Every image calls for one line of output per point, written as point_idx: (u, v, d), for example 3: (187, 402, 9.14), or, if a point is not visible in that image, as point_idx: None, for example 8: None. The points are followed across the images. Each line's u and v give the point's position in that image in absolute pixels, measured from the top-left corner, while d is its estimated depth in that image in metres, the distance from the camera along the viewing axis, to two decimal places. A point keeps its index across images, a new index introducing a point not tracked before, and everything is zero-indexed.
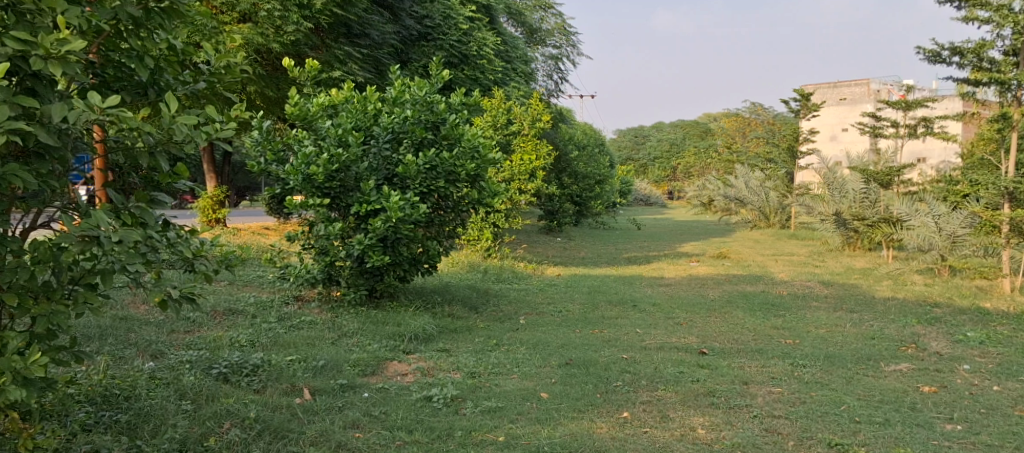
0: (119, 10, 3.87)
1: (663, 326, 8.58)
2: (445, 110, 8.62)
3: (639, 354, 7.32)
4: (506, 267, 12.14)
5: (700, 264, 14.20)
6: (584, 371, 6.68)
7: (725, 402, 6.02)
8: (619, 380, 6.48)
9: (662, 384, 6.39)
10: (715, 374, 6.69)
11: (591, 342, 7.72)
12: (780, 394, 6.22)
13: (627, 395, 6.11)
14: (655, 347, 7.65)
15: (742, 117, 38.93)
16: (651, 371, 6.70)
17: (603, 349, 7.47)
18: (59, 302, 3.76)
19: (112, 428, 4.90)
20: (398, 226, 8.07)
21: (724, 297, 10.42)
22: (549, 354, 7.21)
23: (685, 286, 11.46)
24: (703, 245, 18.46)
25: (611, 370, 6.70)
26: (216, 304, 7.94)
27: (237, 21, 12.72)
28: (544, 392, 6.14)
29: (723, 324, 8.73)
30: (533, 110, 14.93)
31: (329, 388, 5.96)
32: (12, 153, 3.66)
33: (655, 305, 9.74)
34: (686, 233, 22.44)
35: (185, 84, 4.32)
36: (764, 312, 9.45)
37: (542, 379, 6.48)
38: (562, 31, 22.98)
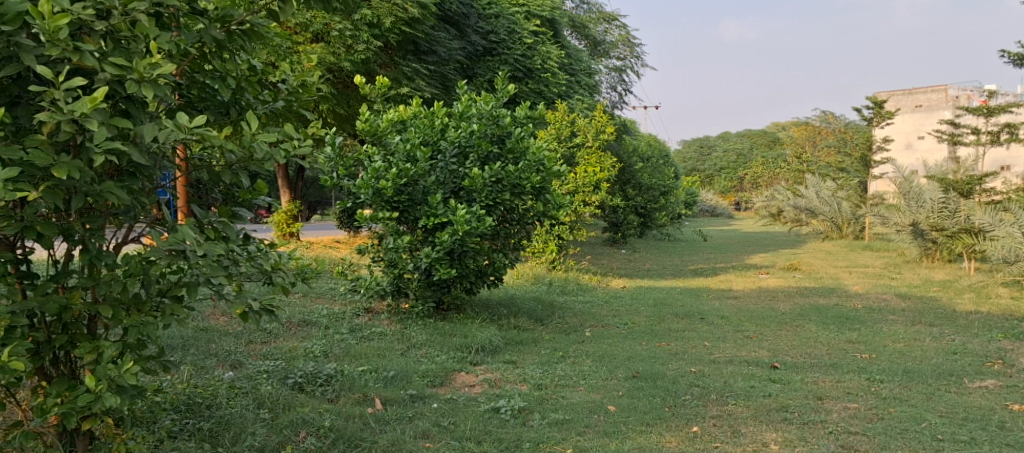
0: (204, 34, 4.03)
1: (733, 339, 8.54)
2: (510, 123, 8.73)
3: (708, 368, 7.31)
4: (572, 279, 12.19)
5: (770, 276, 14.06)
6: (652, 384, 6.70)
7: (798, 417, 5.99)
8: (688, 393, 6.49)
9: (733, 398, 6.38)
10: (788, 389, 6.65)
11: (658, 355, 7.74)
12: (856, 410, 6.17)
13: (696, 409, 6.12)
14: (724, 360, 7.63)
15: (812, 126, 38.34)
16: (720, 385, 6.70)
17: (670, 362, 7.47)
18: (148, 314, 3.91)
19: (195, 435, 5.07)
20: (464, 239, 8.18)
21: (795, 310, 10.33)
22: (615, 366, 7.25)
23: (754, 298, 11.38)
24: (772, 256, 18.27)
25: (679, 384, 6.72)
26: (290, 316, 8.16)
27: (310, 40, 13.07)
28: (611, 405, 6.18)
29: (795, 337, 8.66)
30: (597, 122, 14.98)
31: (400, 398, 6.08)
32: (107, 171, 3.83)
33: (723, 318, 9.70)
34: (753, 245, 22.21)
35: (265, 103, 4.47)
36: (838, 325, 9.34)
37: (608, 391, 6.52)
38: (626, 43, 23.01)
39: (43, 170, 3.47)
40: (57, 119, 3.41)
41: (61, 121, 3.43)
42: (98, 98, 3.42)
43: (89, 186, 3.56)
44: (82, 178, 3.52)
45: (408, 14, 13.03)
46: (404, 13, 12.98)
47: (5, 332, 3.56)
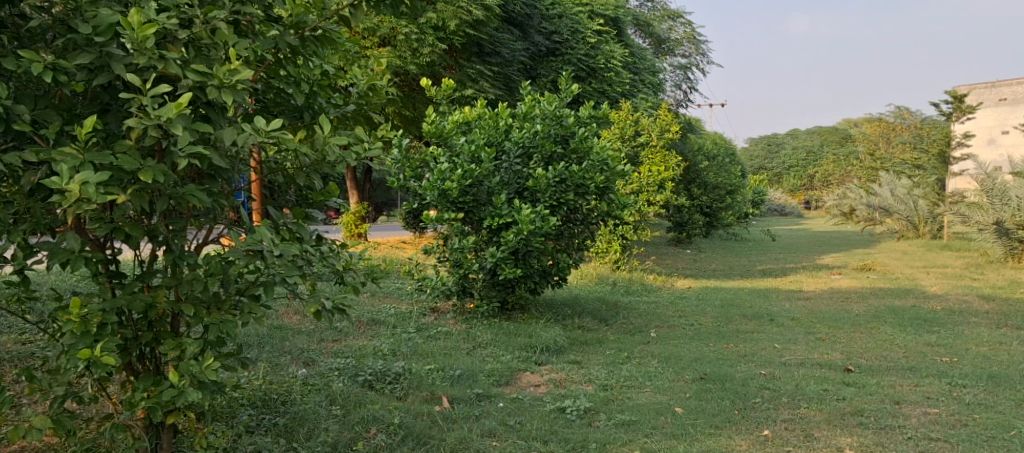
0: (279, 40, 4.11)
1: (804, 341, 8.45)
2: (574, 123, 8.76)
3: (779, 370, 7.25)
4: (636, 279, 12.16)
5: (843, 277, 13.84)
6: (720, 387, 6.67)
7: (874, 422, 5.92)
8: (758, 396, 6.44)
9: (805, 402, 6.32)
10: (863, 393, 6.57)
11: (727, 357, 7.69)
12: (937, 415, 6.07)
13: (767, 413, 6.08)
14: (795, 362, 7.55)
15: (886, 122, 37.49)
16: (792, 388, 6.64)
17: (739, 364, 7.42)
18: (228, 312, 4.02)
19: (272, 430, 5.20)
20: (529, 239, 8.22)
21: (869, 312, 10.14)
22: (682, 368, 7.23)
23: (826, 300, 11.21)
24: (844, 256, 17.95)
25: (748, 386, 6.68)
26: (359, 315, 8.31)
27: (377, 44, 13.30)
28: (678, 407, 6.17)
29: (870, 340, 8.53)
30: (662, 121, 14.85)
31: (467, 397, 6.16)
32: (188, 174, 3.96)
33: (793, 320, 9.60)
34: (824, 245, 21.84)
35: (336, 107, 4.55)
36: (915, 327, 9.17)
37: (675, 393, 6.51)
38: (691, 40, 22.75)
39: (131, 174, 3.60)
40: (145, 124, 3.55)
41: (149, 126, 3.57)
42: (183, 103, 3.55)
43: (174, 189, 3.69)
44: (167, 181, 3.65)
45: (472, 16, 13.16)
46: (468, 15, 13.11)
47: (96, 328, 3.71)
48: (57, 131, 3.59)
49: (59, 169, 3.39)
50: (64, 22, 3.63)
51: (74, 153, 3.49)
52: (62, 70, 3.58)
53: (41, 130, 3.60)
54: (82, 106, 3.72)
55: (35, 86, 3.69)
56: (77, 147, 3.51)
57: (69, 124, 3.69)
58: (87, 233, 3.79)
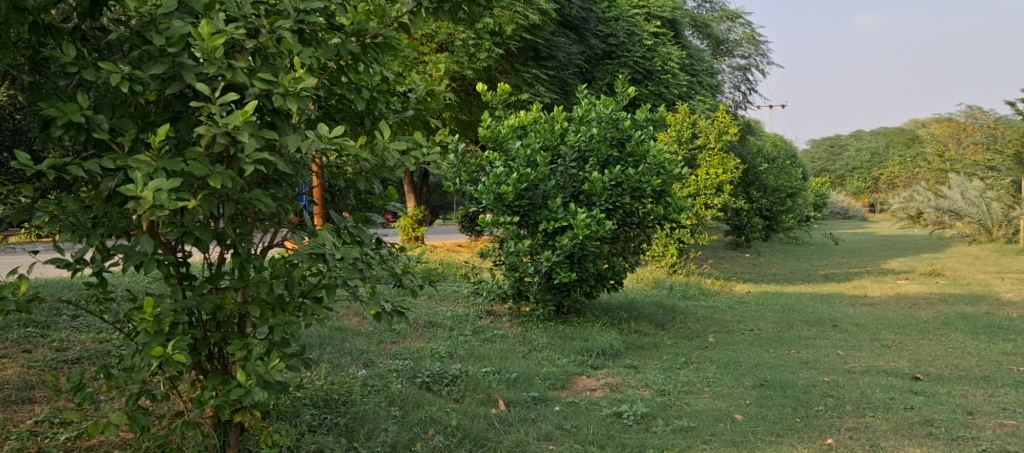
0: (341, 48, 4.19)
1: (869, 348, 8.34)
2: (630, 126, 8.70)
3: (842, 377, 7.18)
4: (693, 283, 12.11)
5: (910, 282, 13.60)
6: (781, 394, 6.62)
7: (945, 432, 5.83)
8: (821, 404, 6.39)
9: (871, 410, 6.26)
10: (932, 402, 6.47)
11: (788, 363, 7.63)
12: (1012, 427, 5.95)
13: (831, 421, 6.03)
14: (860, 370, 7.46)
15: (957, 123, 36.67)
16: (856, 396, 6.57)
17: (801, 371, 7.37)
18: (292, 313, 4.12)
19: (333, 430, 5.31)
20: (584, 243, 8.26)
21: (938, 319, 9.96)
22: (741, 374, 7.20)
23: (892, 306, 11.02)
24: (912, 261, 17.62)
25: (811, 394, 6.63)
26: (417, 317, 8.42)
27: (435, 50, 13.48)
28: (738, 414, 6.15)
29: (940, 348, 8.39)
30: (720, 123, 14.63)
31: (523, 400, 6.21)
32: (254, 180, 4.07)
33: (857, 326, 9.48)
34: (891, 249, 21.47)
35: (396, 112, 4.64)
36: (989, 335, 8.98)
37: (734, 400, 6.49)
38: (750, 41, 22.50)
39: (202, 180, 3.73)
40: (213, 132, 3.67)
41: (217, 134, 3.69)
42: (250, 111, 3.65)
43: (241, 194, 3.81)
44: (234, 187, 3.76)
45: (529, 21, 13.24)
46: (525, 20, 13.20)
47: (169, 328, 3.85)
48: (132, 138, 3.72)
49: (134, 176, 3.52)
50: (140, 35, 3.78)
51: (148, 161, 3.63)
52: (138, 80, 3.72)
53: (118, 138, 3.75)
54: (156, 114, 3.86)
55: (113, 95, 3.84)
56: (151, 154, 3.64)
57: (144, 131, 3.83)
58: (159, 236, 3.93)
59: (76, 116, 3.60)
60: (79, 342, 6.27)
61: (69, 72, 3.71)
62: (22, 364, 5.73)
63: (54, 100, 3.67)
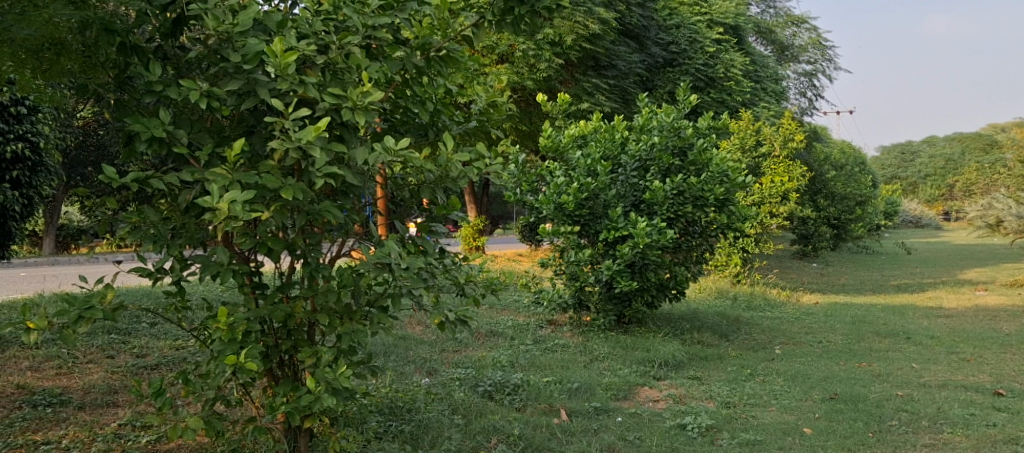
0: (406, 61, 4.27)
1: (946, 362, 8.17)
2: (692, 135, 8.64)
3: (917, 392, 7.05)
4: (758, 294, 11.97)
5: (989, 293, 13.25)
6: (852, 407, 6.54)
7: None
8: (894, 419, 6.30)
9: (949, 426, 6.15)
10: (1014, 419, 6.32)
11: (860, 376, 7.52)
12: None
13: (905, 437, 5.94)
14: (936, 384, 7.33)
15: None
16: (933, 412, 6.46)
17: (873, 384, 7.26)
18: (359, 322, 4.19)
19: (398, 437, 5.40)
20: (646, 252, 8.25)
21: (1019, 332, 9.68)
22: (809, 387, 7.12)
23: (970, 318, 10.75)
24: (990, 271, 17.14)
25: (884, 408, 6.53)
26: (478, 326, 8.50)
27: (496, 61, 13.62)
28: (807, 428, 6.08)
29: (1021, 362, 8.17)
30: (785, 130, 14.41)
31: (585, 410, 6.21)
32: (323, 192, 4.16)
33: (933, 338, 9.28)
34: (968, 259, 20.91)
35: (459, 124, 4.68)
36: None
37: (803, 413, 6.42)
38: (817, 46, 22.18)
39: (274, 192, 3.84)
40: (287, 146, 3.78)
41: (290, 148, 3.79)
42: (321, 126, 3.75)
43: (311, 206, 3.91)
44: (305, 199, 3.86)
45: (589, 30, 13.34)
46: (585, 30, 13.31)
47: (242, 336, 3.97)
48: (208, 153, 3.85)
49: (211, 188, 3.65)
50: (217, 52, 3.92)
51: (224, 174, 3.75)
52: (215, 96, 3.86)
53: (195, 153, 3.88)
54: (231, 129, 4.00)
55: (191, 111, 3.99)
56: (226, 167, 3.77)
57: (219, 145, 3.96)
58: (234, 246, 4.06)
59: (159, 131, 3.75)
60: (158, 348, 6.47)
61: (151, 89, 3.88)
62: (106, 369, 5.97)
63: (138, 117, 3.83)
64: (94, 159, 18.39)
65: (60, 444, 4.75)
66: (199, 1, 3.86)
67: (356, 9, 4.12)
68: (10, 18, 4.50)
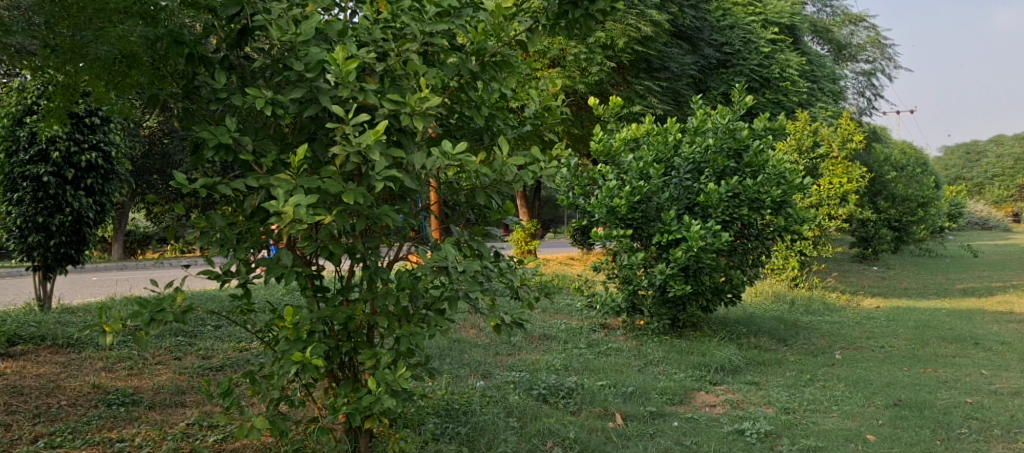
0: (461, 67, 4.31)
1: (1015, 368, 8.00)
2: (749, 136, 8.55)
3: (987, 399, 6.92)
4: (817, 298, 11.81)
5: None
6: (917, 414, 6.45)
7: None
8: (962, 426, 6.20)
9: (1020, 435, 6.03)
10: None
11: (925, 382, 7.40)
12: None
13: (974, 445, 5.85)
14: (1005, 391, 7.17)
15: None
16: (1002, 419, 6.34)
17: (938, 390, 7.14)
18: (417, 324, 4.24)
19: (455, 439, 5.45)
20: (700, 255, 8.22)
21: None
22: (873, 392, 7.02)
23: None
24: None
25: (951, 415, 6.43)
26: (532, 330, 8.52)
27: (548, 65, 13.66)
28: (871, 434, 6.01)
29: None
30: (844, 130, 14.21)
31: (640, 414, 6.21)
32: (382, 196, 4.23)
33: (1001, 344, 9.08)
34: None
35: (514, 128, 4.69)
36: None
37: (866, 419, 6.34)
38: (875, 45, 22.03)
39: (335, 197, 3.91)
40: (348, 151, 3.85)
41: (351, 152, 3.86)
42: (380, 130, 3.81)
43: (371, 209, 3.97)
44: (365, 203, 3.93)
45: (641, 33, 13.37)
46: (637, 32, 13.35)
47: (306, 336, 4.08)
48: (273, 159, 3.94)
49: (276, 193, 3.74)
50: (280, 61, 4.02)
51: (288, 179, 3.83)
52: (279, 104, 3.95)
53: (259, 159, 3.97)
54: (293, 135, 4.09)
55: (256, 119, 4.08)
56: (290, 173, 3.85)
57: (282, 152, 4.05)
58: (296, 250, 4.13)
59: (226, 138, 3.85)
60: (222, 350, 6.61)
61: (218, 98, 3.99)
62: (174, 370, 6.11)
63: (205, 125, 3.94)
64: (159, 167, 18.84)
65: (133, 443, 4.89)
66: (264, 12, 3.95)
67: (414, 16, 4.17)
68: (90, 33, 4.77)
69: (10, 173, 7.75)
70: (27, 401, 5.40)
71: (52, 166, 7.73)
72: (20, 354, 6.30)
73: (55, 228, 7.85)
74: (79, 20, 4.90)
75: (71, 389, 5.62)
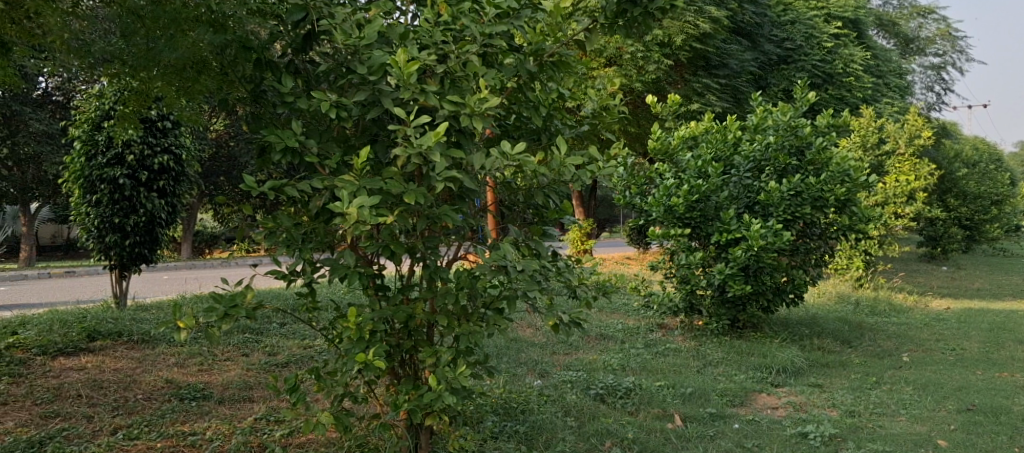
0: (520, 67, 4.34)
1: None
2: (811, 133, 8.47)
3: None
4: (883, 299, 11.58)
5: None
6: (990, 420, 6.33)
7: None
8: None
9: None
10: None
11: (997, 387, 7.23)
12: None
13: None
14: None
15: None
16: None
17: (1011, 395, 6.98)
18: (476, 323, 4.29)
19: (514, 437, 5.49)
20: (760, 254, 8.15)
21: None
22: (943, 397, 6.88)
23: None
24: None
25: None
26: (589, 330, 8.53)
27: (604, 64, 13.68)
28: (941, 440, 5.91)
29: None
30: (911, 127, 13.95)
31: (700, 416, 6.18)
32: (441, 196, 4.27)
33: None
34: None
35: (572, 127, 4.69)
36: None
37: (936, 424, 6.23)
38: (946, 37, 21.63)
39: (396, 198, 3.98)
40: (409, 152, 3.91)
41: (412, 154, 3.93)
42: (441, 132, 3.87)
43: (431, 210, 4.03)
44: (426, 203, 3.99)
45: (699, 29, 13.37)
46: (695, 29, 13.36)
47: (368, 335, 4.15)
48: (337, 161, 4.03)
49: (341, 194, 3.82)
50: (343, 65, 4.10)
51: (351, 180, 3.91)
52: (343, 107, 4.04)
53: (324, 161, 4.07)
54: (356, 137, 4.16)
55: (320, 122, 4.17)
56: (353, 175, 3.92)
57: (346, 153, 4.13)
58: (359, 250, 4.20)
59: (292, 141, 3.95)
60: (287, 347, 6.74)
61: (284, 101, 4.08)
62: (242, 366, 6.25)
63: (272, 128, 4.03)
64: (225, 169, 19.23)
65: (205, 436, 5.02)
66: (328, 17, 4.04)
67: (474, 18, 4.23)
68: (165, 39, 4.91)
69: (89, 176, 8.03)
70: (106, 394, 5.58)
71: (127, 169, 7.95)
72: (98, 349, 6.52)
73: (130, 229, 8.10)
74: (154, 27, 4.98)
75: (146, 383, 5.79)
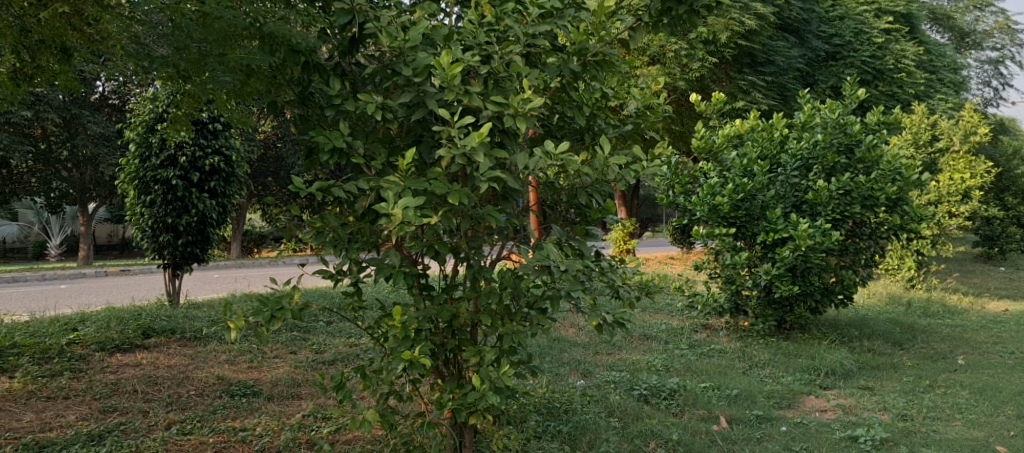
0: (563, 67, 4.34)
1: None
2: (861, 131, 8.38)
3: None
4: (936, 300, 11.39)
5: None
6: None
7: None
8: None
9: None
10: None
11: None
12: None
13: None
14: None
15: None
16: None
17: None
18: (519, 322, 4.31)
19: (557, 437, 5.50)
20: (808, 254, 8.06)
21: None
22: (999, 401, 6.76)
23: None
24: None
25: None
26: (633, 330, 8.51)
27: (648, 63, 13.63)
28: (999, 445, 5.81)
29: None
30: (966, 124, 13.66)
31: (747, 418, 6.14)
32: (485, 196, 4.29)
33: None
34: None
35: (616, 126, 4.68)
36: None
37: (992, 429, 6.13)
38: (1003, 30, 21.14)
39: (441, 198, 4.01)
40: (453, 153, 3.95)
41: (456, 154, 3.96)
42: (485, 132, 3.90)
43: (475, 210, 4.06)
44: (469, 203, 4.02)
45: (744, 26, 13.18)
46: (741, 26, 13.19)
47: (413, 334, 4.19)
48: (382, 162, 4.08)
49: (386, 194, 3.87)
50: (389, 66, 4.14)
51: (397, 181, 3.95)
52: (389, 108, 4.09)
53: (370, 162, 4.12)
54: (400, 137, 4.19)
55: (365, 123, 4.21)
56: (399, 175, 3.97)
57: (391, 154, 4.17)
58: (403, 250, 4.23)
59: (340, 142, 4.00)
60: (333, 345, 6.82)
61: (332, 103, 4.14)
62: (291, 364, 6.34)
63: (320, 130, 4.09)
64: (273, 169, 19.47)
65: (255, 432, 5.10)
66: (374, 20, 4.08)
67: (517, 19, 4.25)
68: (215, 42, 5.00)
69: (143, 177, 8.17)
70: (161, 390, 5.70)
71: (180, 170, 8.10)
72: (152, 346, 6.64)
73: (182, 229, 8.25)
74: (205, 31, 5.08)
75: (198, 380, 5.90)
